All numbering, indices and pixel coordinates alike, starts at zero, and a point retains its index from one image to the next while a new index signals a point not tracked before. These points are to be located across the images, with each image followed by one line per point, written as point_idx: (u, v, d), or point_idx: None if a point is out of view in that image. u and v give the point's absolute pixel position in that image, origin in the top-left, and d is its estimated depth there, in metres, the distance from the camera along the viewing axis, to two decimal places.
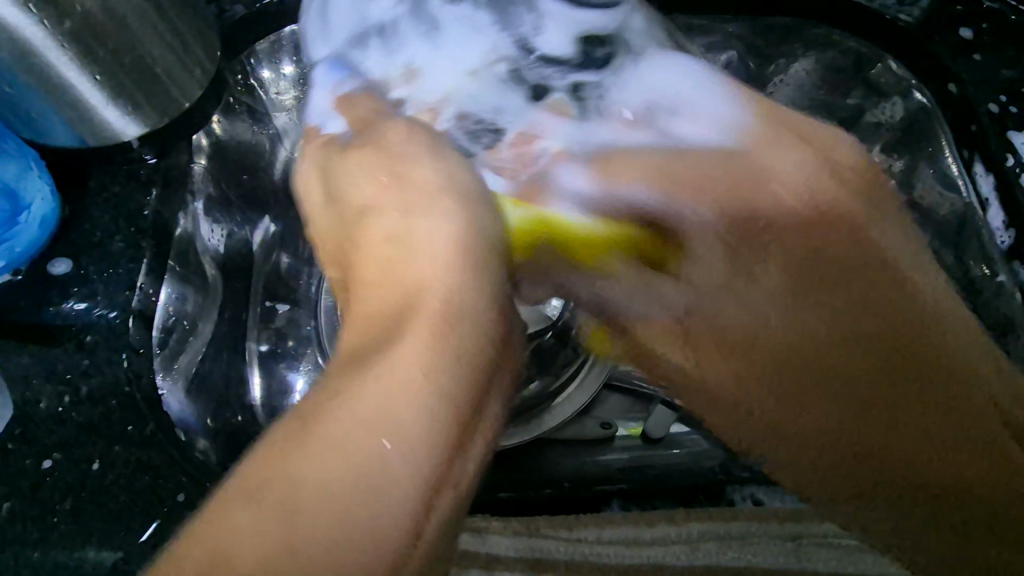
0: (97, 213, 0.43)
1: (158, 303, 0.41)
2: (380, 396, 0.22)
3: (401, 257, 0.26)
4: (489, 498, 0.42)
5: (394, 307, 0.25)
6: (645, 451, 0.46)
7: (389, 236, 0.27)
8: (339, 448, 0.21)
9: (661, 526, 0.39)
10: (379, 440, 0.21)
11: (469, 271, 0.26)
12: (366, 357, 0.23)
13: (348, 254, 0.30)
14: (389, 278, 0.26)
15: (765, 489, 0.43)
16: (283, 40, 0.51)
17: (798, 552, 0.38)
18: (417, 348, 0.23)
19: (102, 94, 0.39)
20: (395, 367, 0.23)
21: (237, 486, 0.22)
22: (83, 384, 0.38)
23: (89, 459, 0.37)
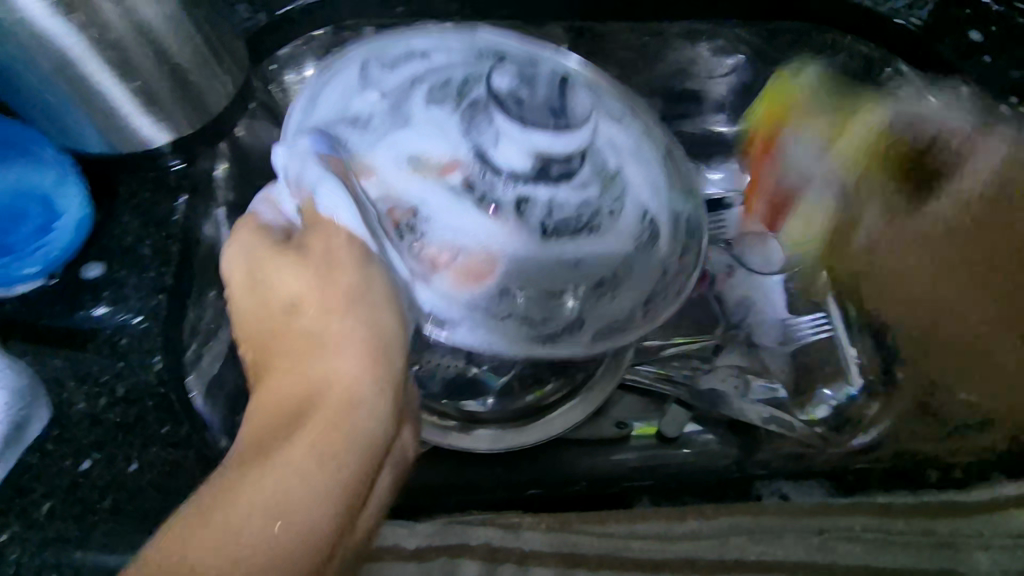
0: (126, 218, 0.44)
1: (189, 308, 0.43)
2: (282, 487, 0.26)
3: (321, 348, 0.30)
4: (516, 495, 0.45)
5: (303, 394, 0.29)
6: (659, 450, 0.48)
7: (305, 335, 0.30)
8: (271, 488, 0.26)
9: (691, 521, 0.39)
10: (312, 492, 0.27)
11: (377, 358, 0.30)
12: (270, 441, 0.27)
13: (268, 343, 0.31)
14: (301, 362, 0.30)
15: (793, 485, 0.45)
16: (306, 47, 0.53)
17: (823, 545, 0.38)
18: (318, 440, 0.27)
19: (135, 101, 0.40)
20: (297, 457, 0.27)
21: (159, 543, 0.26)
22: (117, 385, 0.39)
23: (128, 459, 0.38)
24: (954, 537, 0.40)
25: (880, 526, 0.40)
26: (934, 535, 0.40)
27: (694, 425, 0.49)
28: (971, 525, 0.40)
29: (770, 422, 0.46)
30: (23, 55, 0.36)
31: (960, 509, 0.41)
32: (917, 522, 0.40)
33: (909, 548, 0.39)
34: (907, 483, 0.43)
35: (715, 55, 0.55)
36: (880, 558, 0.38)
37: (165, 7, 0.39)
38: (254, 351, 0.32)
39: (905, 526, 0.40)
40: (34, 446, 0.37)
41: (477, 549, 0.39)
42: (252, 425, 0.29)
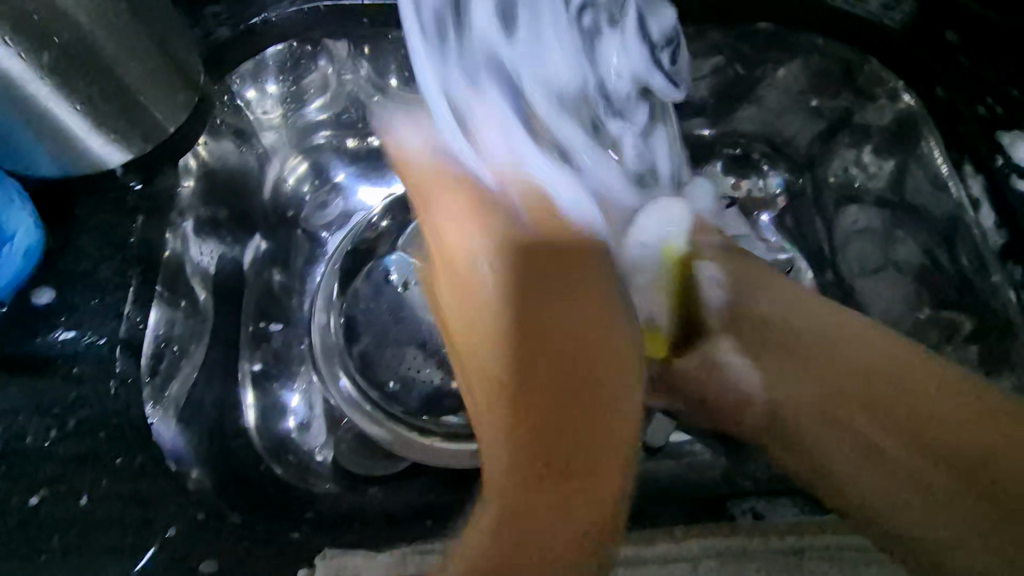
0: (81, 242, 0.43)
1: (147, 330, 0.41)
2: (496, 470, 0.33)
3: (551, 358, 0.34)
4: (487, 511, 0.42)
5: (498, 376, 0.35)
6: (649, 461, 0.48)
7: (538, 331, 0.35)
8: (500, 438, 0.33)
9: (663, 544, 0.37)
10: (523, 470, 0.31)
11: (530, 366, 0.34)
12: (540, 447, 0.32)
13: (497, 398, 0.34)
14: (488, 376, 0.35)
15: (765, 502, 0.41)
16: (266, 62, 0.52)
17: (798, 565, 0.37)
18: (541, 442, 0.32)
19: (85, 122, 0.39)
20: (504, 452, 0.32)
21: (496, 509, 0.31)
22: (70, 416, 0.38)
23: (77, 493, 0.36)
24: None
25: (859, 544, 0.37)
26: None
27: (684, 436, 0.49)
28: None
29: None
30: None
31: None
32: None
33: (885, 567, 0.37)
34: None
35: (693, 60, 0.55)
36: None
37: (116, 26, 0.37)
38: (485, 385, 0.35)
39: None
40: None
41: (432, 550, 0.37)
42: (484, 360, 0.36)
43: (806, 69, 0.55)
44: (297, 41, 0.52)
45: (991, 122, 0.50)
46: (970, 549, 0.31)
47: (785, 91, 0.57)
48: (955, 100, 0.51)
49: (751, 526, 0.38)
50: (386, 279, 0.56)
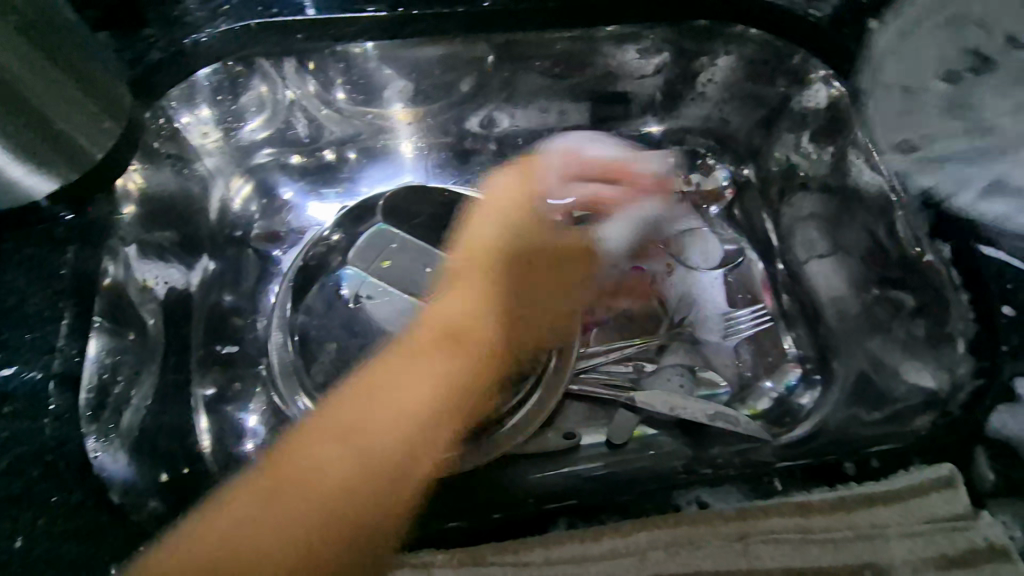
0: (9, 275, 0.42)
1: (85, 361, 0.40)
2: (329, 493, 0.42)
3: (357, 454, 0.45)
4: (431, 530, 0.38)
5: (360, 465, 0.44)
6: (622, 457, 0.49)
7: (366, 431, 0.46)
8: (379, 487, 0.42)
9: (608, 539, 0.37)
10: (334, 483, 0.42)
11: (366, 462, 0.44)
12: (360, 501, 0.42)
13: (338, 460, 0.44)
14: (349, 455, 0.44)
15: (709, 489, 0.38)
16: (199, 85, 0.51)
17: (744, 551, 0.36)
18: (354, 499, 0.42)
19: (5, 153, 0.38)
20: (340, 480, 0.43)
21: (243, 493, 0.42)
22: (3, 456, 0.37)
23: (13, 535, 0.35)
24: (875, 528, 0.37)
25: (801, 525, 0.37)
26: (860, 529, 0.37)
27: (650, 429, 0.53)
28: (891, 514, 0.38)
29: (715, 418, 0.52)
30: None
31: (879, 498, 0.38)
32: (838, 517, 0.37)
33: (829, 546, 0.37)
34: (828, 478, 0.39)
35: (641, 57, 0.58)
36: (797, 563, 0.36)
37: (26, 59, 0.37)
38: (347, 446, 0.45)
39: (828, 521, 0.37)
40: None
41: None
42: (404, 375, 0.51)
43: (740, 59, 0.57)
44: (232, 61, 0.51)
45: None
46: (829, 545, 0.37)
47: (724, 85, 0.60)
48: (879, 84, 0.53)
49: (695, 514, 0.37)
50: (336, 294, 0.56)
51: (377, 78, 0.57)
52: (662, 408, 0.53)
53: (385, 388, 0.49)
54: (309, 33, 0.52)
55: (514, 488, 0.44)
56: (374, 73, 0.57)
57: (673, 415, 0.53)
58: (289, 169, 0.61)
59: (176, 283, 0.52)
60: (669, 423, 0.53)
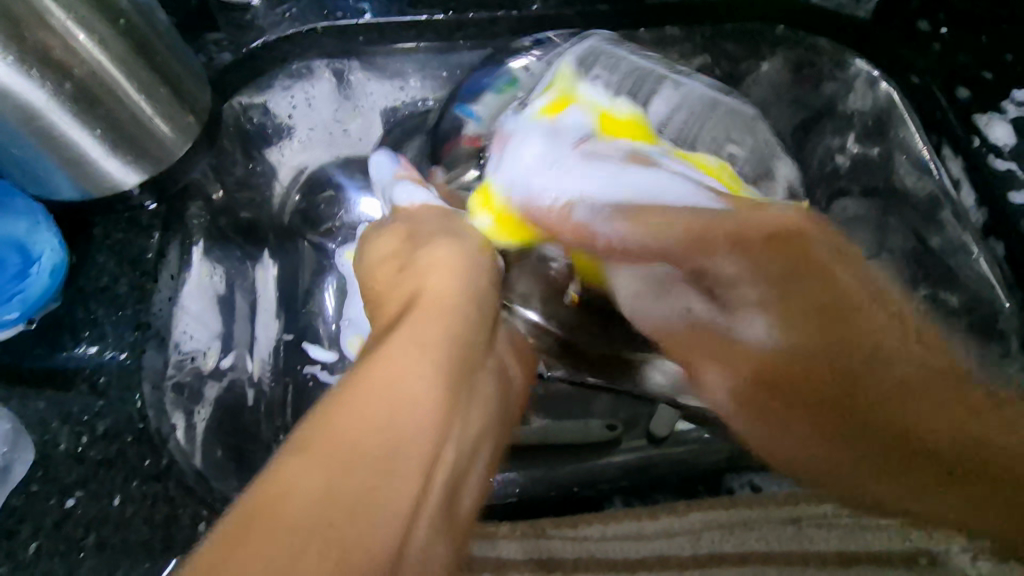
0: (104, 258, 0.46)
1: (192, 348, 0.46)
2: (330, 472, 0.23)
3: (379, 358, 0.28)
4: (521, 501, 0.43)
5: (389, 403, 0.26)
6: (651, 451, 0.45)
7: (380, 350, 0.28)
8: (393, 377, 0.27)
9: (664, 519, 0.41)
10: (349, 446, 0.24)
11: (397, 367, 0.27)
12: (369, 365, 0.27)
13: (354, 388, 0.26)
14: (377, 391, 0.26)
15: (762, 474, 0.43)
16: (269, 90, 0.54)
17: (796, 533, 0.41)
18: (383, 394, 0.26)
19: (101, 146, 0.41)
20: (366, 384, 0.26)
21: (280, 466, 0.24)
22: (99, 422, 0.41)
23: (111, 494, 0.39)
24: (929, 517, 0.41)
25: (854, 511, 0.41)
26: (913, 517, 0.41)
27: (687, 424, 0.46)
28: None
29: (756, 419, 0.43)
30: None
31: None
32: None
33: (879, 529, 0.41)
34: None
35: None
36: (848, 542, 0.41)
37: (138, 69, 0.40)
38: (370, 375, 0.27)
39: (881, 508, 0.41)
40: (21, 487, 0.39)
41: (494, 560, 0.40)
42: (319, 455, 0.24)
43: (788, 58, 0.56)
44: (296, 62, 0.54)
45: (969, 104, 0.52)
46: (878, 534, 0.41)
47: None
48: (931, 85, 0.53)
49: (749, 499, 0.41)
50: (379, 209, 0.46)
51: (431, 72, 0.58)
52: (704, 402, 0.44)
53: (380, 349, 0.28)
54: (373, 37, 0.53)
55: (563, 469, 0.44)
56: (426, 65, 0.57)
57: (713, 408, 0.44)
58: (341, 165, 0.60)
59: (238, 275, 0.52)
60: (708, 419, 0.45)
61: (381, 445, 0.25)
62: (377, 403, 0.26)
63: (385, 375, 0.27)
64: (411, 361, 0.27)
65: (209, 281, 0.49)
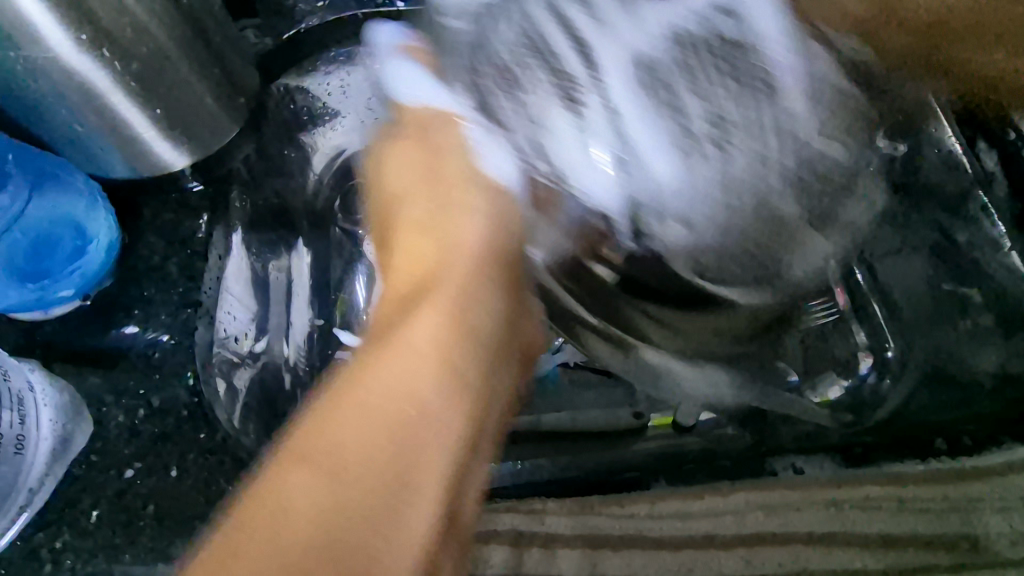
0: (154, 239, 0.47)
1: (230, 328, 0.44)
2: (338, 469, 0.23)
3: (388, 349, 0.26)
4: (556, 483, 0.43)
5: (404, 409, 0.24)
6: (679, 439, 0.44)
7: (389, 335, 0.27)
8: (406, 371, 0.25)
9: (709, 498, 0.43)
10: (366, 449, 0.23)
11: (409, 361, 0.26)
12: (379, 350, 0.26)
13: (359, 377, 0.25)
14: (388, 388, 0.25)
15: (804, 458, 0.44)
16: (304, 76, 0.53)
17: (838, 515, 0.43)
18: (394, 394, 0.25)
19: (154, 128, 0.41)
20: (374, 376, 0.25)
21: (287, 451, 0.23)
22: (154, 397, 0.42)
23: (168, 466, 0.40)
24: (970, 502, 0.43)
25: (894, 494, 0.43)
26: (950, 500, 0.43)
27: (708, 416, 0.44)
28: (984, 490, 0.44)
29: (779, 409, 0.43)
30: (54, 91, 0.38)
31: (971, 474, 0.44)
32: (933, 489, 0.44)
33: (921, 513, 0.43)
34: (918, 453, 0.45)
35: None
36: (892, 524, 0.43)
37: (195, 49, 0.41)
38: (381, 372, 0.25)
39: (921, 492, 0.43)
40: (79, 458, 0.40)
41: (541, 534, 0.42)
42: (330, 453, 0.23)
43: None
44: (333, 50, 0.53)
45: None
46: (920, 517, 0.43)
47: None
48: None
49: (791, 481, 0.43)
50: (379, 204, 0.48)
51: None
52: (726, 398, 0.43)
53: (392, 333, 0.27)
54: None
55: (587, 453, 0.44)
56: None
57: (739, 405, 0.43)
58: None
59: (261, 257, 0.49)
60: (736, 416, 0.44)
61: (387, 460, 0.23)
62: (378, 421, 0.24)
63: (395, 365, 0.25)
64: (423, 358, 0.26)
65: (247, 263, 0.48)
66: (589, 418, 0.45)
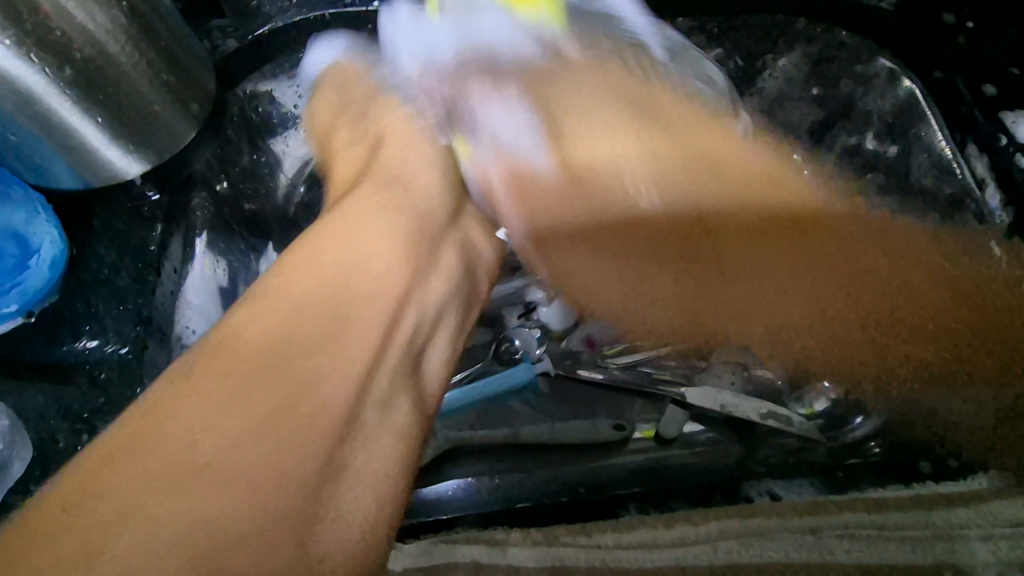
0: (105, 252, 0.45)
1: (193, 341, 0.44)
2: (237, 415, 0.24)
3: (335, 297, 0.30)
4: (530, 507, 0.42)
5: (296, 361, 0.26)
6: (659, 453, 0.46)
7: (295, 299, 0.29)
8: (260, 335, 0.27)
9: (679, 527, 0.40)
10: (250, 397, 0.25)
11: (287, 320, 0.28)
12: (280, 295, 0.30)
13: (289, 334, 0.27)
14: (272, 342, 0.27)
15: (780, 482, 0.44)
16: (280, 84, 0.51)
17: (818, 543, 0.39)
18: (285, 351, 0.27)
19: (103, 134, 0.40)
20: (304, 304, 0.29)
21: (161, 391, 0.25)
22: (99, 420, 0.40)
23: None
24: (953, 529, 0.39)
25: (875, 520, 0.40)
26: (937, 526, 0.40)
27: (693, 426, 0.48)
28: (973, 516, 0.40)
29: (766, 416, 0.47)
30: None
31: (961, 499, 0.41)
32: (917, 514, 0.40)
33: (905, 541, 0.39)
34: (902, 477, 0.44)
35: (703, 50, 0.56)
36: (879, 552, 0.38)
37: (143, 53, 0.39)
38: (275, 334, 0.27)
39: (908, 517, 0.40)
40: (17, 485, 0.38)
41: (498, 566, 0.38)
42: (188, 405, 0.24)
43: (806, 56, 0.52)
44: (302, 51, 0.51)
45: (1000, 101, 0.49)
46: (911, 546, 0.39)
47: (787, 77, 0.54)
48: (954, 78, 0.49)
49: (769, 508, 0.41)
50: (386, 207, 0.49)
51: None
52: (713, 406, 0.47)
53: (270, 298, 0.29)
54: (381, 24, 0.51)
55: (565, 472, 0.45)
56: None
57: (723, 413, 0.47)
58: None
59: (223, 273, 0.48)
60: (716, 419, 0.47)
61: (277, 397, 0.25)
62: (255, 359, 0.26)
63: (247, 334, 0.27)
64: (284, 324, 0.28)
65: (216, 277, 0.47)
66: (573, 433, 0.46)
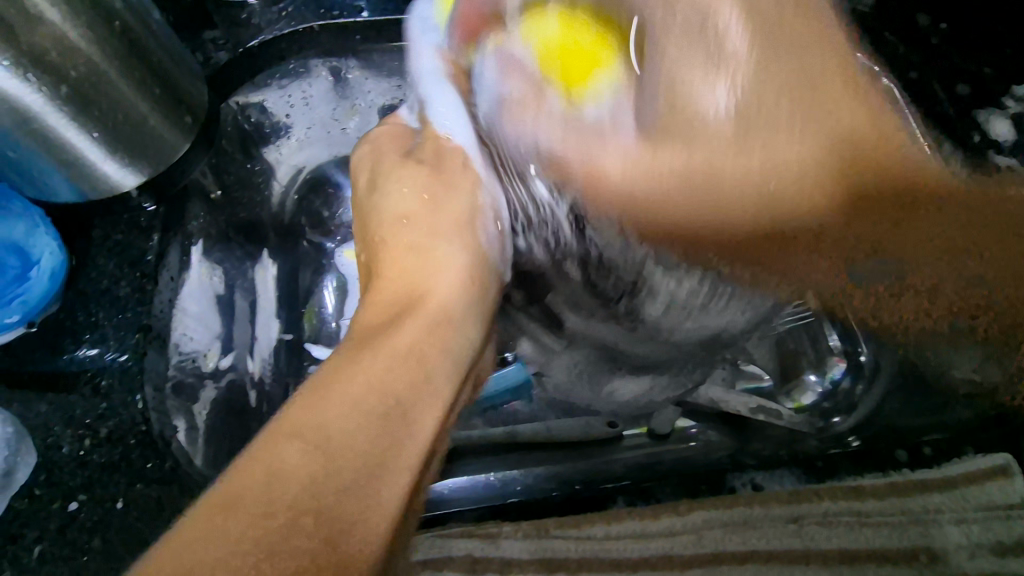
0: (101, 260, 0.46)
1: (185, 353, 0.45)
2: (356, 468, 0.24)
3: (419, 361, 0.29)
4: (522, 502, 0.43)
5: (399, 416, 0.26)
6: (653, 446, 0.47)
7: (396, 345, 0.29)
8: (372, 390, 0.26)
9: (666, 519, 0.43)
10: (361, 448, 0.24)
11: (393, 376, 0.27)
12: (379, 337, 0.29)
13: (381, 395, 0.26)
14: (371, 401, 0.26)
15: (764, 474, 0.44)
16: (267, 93, 0.52)
17: (799, 531, 0.43)
18: (390, 411, 0.26)
19: (99, 149, 0.41)
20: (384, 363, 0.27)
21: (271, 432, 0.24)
22: (101, 426, 0.41)
23: (114, 498, 0.39)
24: (930, 514, 0.44)
25: (855, 509, 0.44)
26: (911, 512, 0.44)
27: (689, 421, 0.49)
28: (941, 501, 0.44)
29: (757, 411, 0.48)
30: None
31: (932, 485, 0.44)
32: (893, 503, 0.44)
33: (880, 526, 0.44)
34: (881, 465, 0.44)
35: None
36: (848, 538, 0.44)
37: (136, 70, 0.40)
38: (372, 397, 0.26)
39: (882, 506, 0.44)
40: (24, 491, 0.39)
41: (496, 559, 0.43)
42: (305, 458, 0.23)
43: None
44: (292, 61, 0.51)
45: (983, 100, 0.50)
46: (872, 535, 0.44)
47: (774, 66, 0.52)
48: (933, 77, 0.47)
49: (752, 496, 0.43)
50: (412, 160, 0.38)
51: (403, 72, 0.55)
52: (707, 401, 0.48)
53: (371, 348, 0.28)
54: (369, 34, 0.51)
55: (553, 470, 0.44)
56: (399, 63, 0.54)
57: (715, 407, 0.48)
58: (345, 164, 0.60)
59: (212, 281, 0.49)
60: (708, 414, 0.49)
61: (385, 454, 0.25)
62: (378, 402, 0.26)
63: (364, 390, 0.26)
64: (391, 377, 0.27)
65: (202, 280, 0.48)
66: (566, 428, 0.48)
